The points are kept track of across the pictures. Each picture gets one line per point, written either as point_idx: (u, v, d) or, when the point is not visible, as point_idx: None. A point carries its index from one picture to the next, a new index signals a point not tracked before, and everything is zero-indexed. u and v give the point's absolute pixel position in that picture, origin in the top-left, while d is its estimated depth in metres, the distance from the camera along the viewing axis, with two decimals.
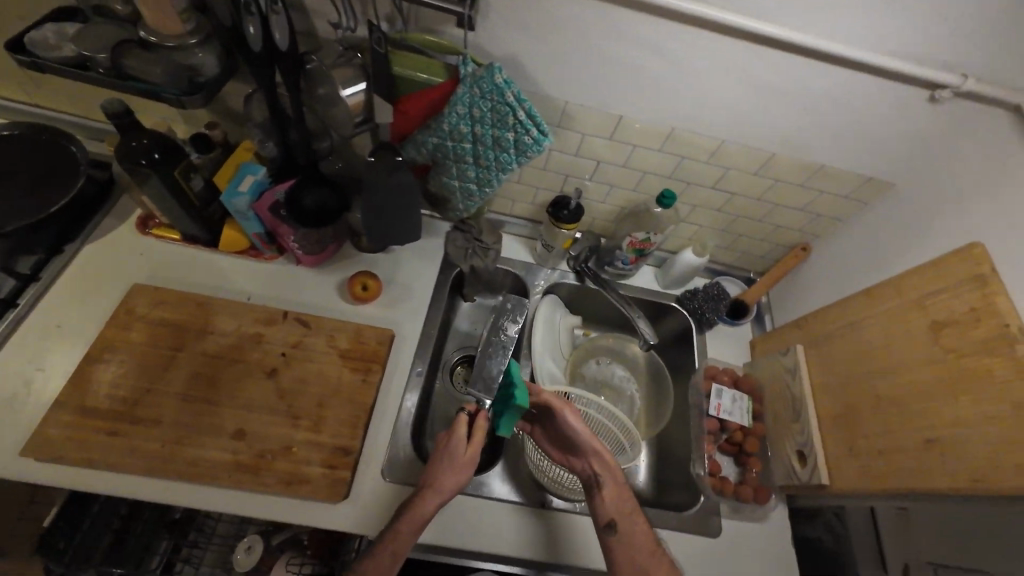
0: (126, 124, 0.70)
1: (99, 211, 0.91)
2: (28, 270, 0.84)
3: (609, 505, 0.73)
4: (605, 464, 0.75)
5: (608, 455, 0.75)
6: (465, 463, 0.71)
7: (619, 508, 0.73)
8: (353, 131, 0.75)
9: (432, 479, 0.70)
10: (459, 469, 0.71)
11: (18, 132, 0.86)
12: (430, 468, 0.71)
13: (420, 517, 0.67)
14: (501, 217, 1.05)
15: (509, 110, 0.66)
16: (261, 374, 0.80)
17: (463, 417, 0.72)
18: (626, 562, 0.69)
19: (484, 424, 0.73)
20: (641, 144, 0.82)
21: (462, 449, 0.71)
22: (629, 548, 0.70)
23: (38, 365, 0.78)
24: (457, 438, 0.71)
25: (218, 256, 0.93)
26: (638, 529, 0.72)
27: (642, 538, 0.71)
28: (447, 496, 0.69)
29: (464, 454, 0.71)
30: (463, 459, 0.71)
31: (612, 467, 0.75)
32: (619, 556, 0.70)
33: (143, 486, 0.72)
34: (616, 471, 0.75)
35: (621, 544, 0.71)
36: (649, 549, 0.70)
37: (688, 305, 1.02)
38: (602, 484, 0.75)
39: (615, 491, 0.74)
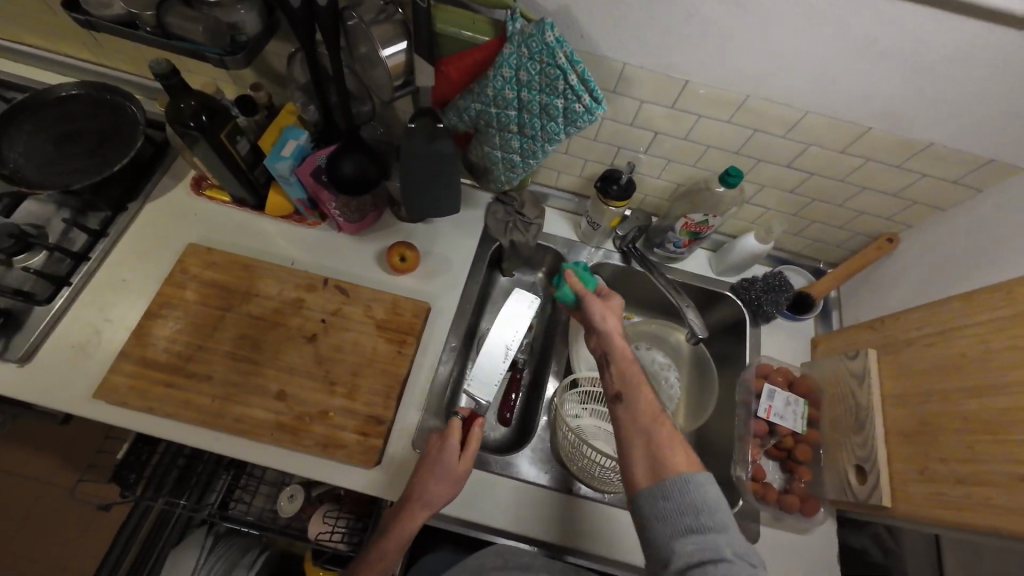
0: (174, 85, 0.70)
1: (156, 171, 0.95)
2: (96, 227, 0.89)
3: (617, 378, 0.67)
4: (614, 341, 0.70)
5: (620, 334, 0.70)
6: (455, 477, 0.70)
7: (628, 381, 0.66)
8: (393, 95, 0.70)
9: (420, 492, 0.69)
10: (451, 481, 0.70)
11: (87, 92, 0.90)
12: (416, 479, 0.70)
13: (409, 529, 0.67)
14: (545, 189, 1.00)
15: (559, 74, 0.59)
16: (301, 339, 0.82)
17: (456, 424, 0.72)
18: (631, 432, 0.61)
19: (478, 433, 0.72)
20: (708, 114, 0.73)
21: (454, 463, 0.70)
22: (635, 415, 0.62)
23: (108, 317, 0.84)
24: (447, 449, 0.71)
25: (265, 220, 0.94)
26: (646, 400, 0.63)
27: (650, 410, 0.62)
28: (435, 508, 0.69)
29: (455, 467, 0.70)
30: (457, 472, 0.70)
31: (622, 344, 0.69)
32: (626, 426, 0.62)
33: (195, 436, 0.77)
34: (625, 347, 0.68)
35: (627, 413, 0.63)
36: (657, 422, 0.61)
37: (744, 296, 0.93)
38: (612, 360, 0.69)
39: (623, 365, 0.67)
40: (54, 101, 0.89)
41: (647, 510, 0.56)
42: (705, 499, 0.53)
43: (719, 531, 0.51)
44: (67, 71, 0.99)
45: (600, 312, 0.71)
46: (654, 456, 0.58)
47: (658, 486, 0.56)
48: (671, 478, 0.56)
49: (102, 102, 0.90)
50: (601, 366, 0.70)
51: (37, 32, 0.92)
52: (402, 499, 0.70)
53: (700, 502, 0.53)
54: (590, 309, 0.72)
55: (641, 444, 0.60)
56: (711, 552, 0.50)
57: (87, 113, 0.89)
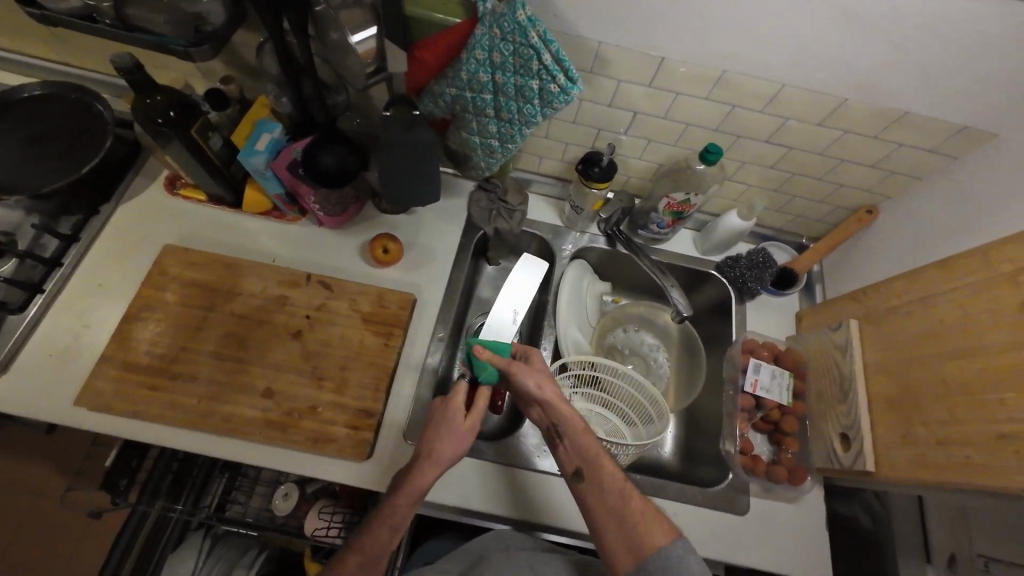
0: (138, 81, 0.68)
1: (128, 172, 0.92)
2: (68, 231, 0.87)
3: (574, 452, 0.68)
4: (559, 410, 0.69)
5: (562, 397, 0.70)
6: (464, 431, 0.70)
7: (586, 458, 0.67)
8: (367, 82, 0.70)
9: (430, 448, 0.68)
10: (458, 435, 0.69)
11: (50, 92, 0.86)
12: (427, 436, 0.70)
13: (417, 487, 0.67)
14: (528, 174, 0.99)
15: (533, 54, 0.58)
16: (287, 336, 0.82)
17: (462, 385, 0.72)
18: (602, 512, 0.63)
19: (484, 390, 0.72)
20: (685, 91, 0.73)
21: (460, 419, 0.70)
22: (601, 493, 0.64)
23: (86, 322, 0.82)
24: (455, 405, 0.71)
25: (244, 217, 0.93)
26: (608, 473, 0.65)
27: (615, 482, 0.65)
28: (445, 465, 0.68)
29: (463, 421, 0.70)
30: (463, 427, 0.70)
31: (570, 412, 0.69)
32: (592, 504, 0.64)
33: (183, 438, 0.76)
34: (574, 414, 0.69)
35: (592, 490, 0.65)
36: (623, 493, 0.64)
37: (729, 274, 0.93)
38: (563, 432, 0.69)
39: (578, 439, 0.68)
40: (16, 101, 0.86)
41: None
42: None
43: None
44: (28, 71, 0.96)
45: (535, 380, 0.71)
46: (624, 521, 0.62)
47: (641, 568, 0.59)
48: (652, 554, 0.59)
49: (68, 102, 0.87)
50: (554, 438, 0.70)
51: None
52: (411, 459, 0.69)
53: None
54: (524, 381, 0.70)
55: (615, 521, 0.62)
56: None
57: (52, 113, 0.86)
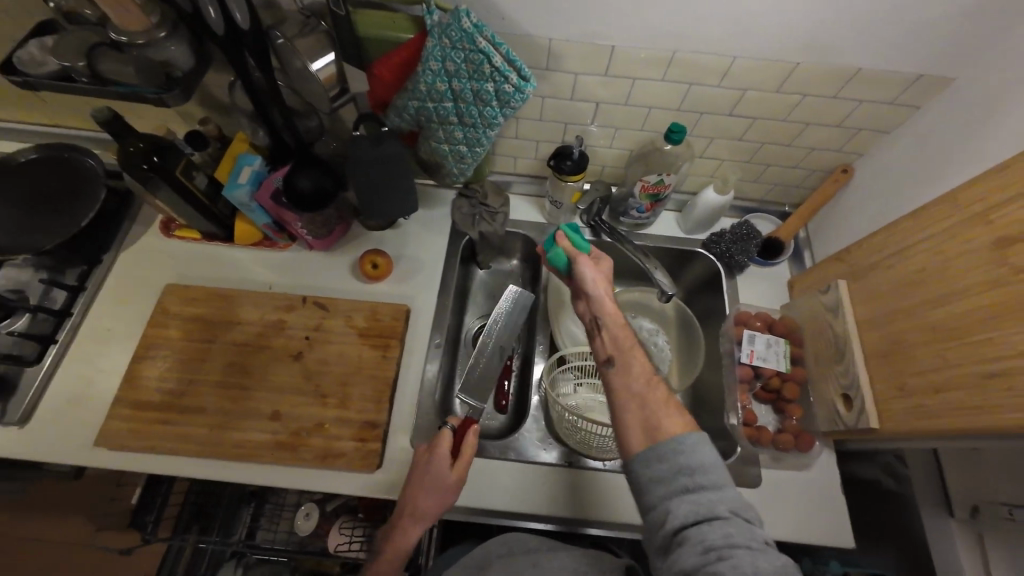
0: (118, 130, 0.71)
1: (126, 220, 0.97)
2: (74, 283, 0.91)
3: (610, 342, 0.65)
4: (604, 305, 0.68)
5: (611, 298, 0.69)
6: (448, 488, 0.69)
7: (619, 346, 0.64)
8: (332, 106, 0.74)
9: (412, 508, 0.69)
10: (441, 493, 0.69)
11: (46, 154, 0.92)
12: (410, 492, 0.70)
13: (403, 544, 0.69)
14: (506, 177, 1.02)
15: (483, 59, 0.61)
16: (288, 358, 0.84)
17: (445, 434, 0.71)
18: (624, 398, 0.59)
19: (470, 441, 0.72)
20: (641, 75, 0.74)
21: (446, 473, 0.70)
22: (626, 379, 0.61)
23: (98, 367, 0.85)
24: (438, 459, 0.70)
25: (237, 250, 0.96)
26: (637, 364, 0.62)
27: (642, 372, 0.61)
28: (430, 520, 0.69)
29: (447, 479, 0.70)
30: (447, 483, 0.69)
31: (613, 308, 0.68)
32: (617, 392, 0.61)
33: (196, 468, 0.78)
34: (618, 312, 0.67)
35: (619, 376, 0.62)
36: (651, 387, 0.60)
37: (715, 249, 0.94)
38: (603, 324, 0.67)
39: (614, 330, 0.66)
40: (15, 166, 0.91)
41: (642, 478, 0.54)
42: (702, 461, 0.52)
43: (713, 490, 0.50)
44: (25, 138, 1.02)
45: (593, 277, 0.70)
46: (646, 414, 0.57)
47: (652, 449, 0.54)
48: (665, 438, 0.54)
49: (62, 160, 0.92)
50: (592, 333, 0.69)
51: None
52: (396, 516, 0.70)
53: (695, 463, 0.52)
54: (581, 270, 0.70)
55: (634, 404, 0.58)
56: (706, 511, 0.49)
57: (48, 173, 0.91)
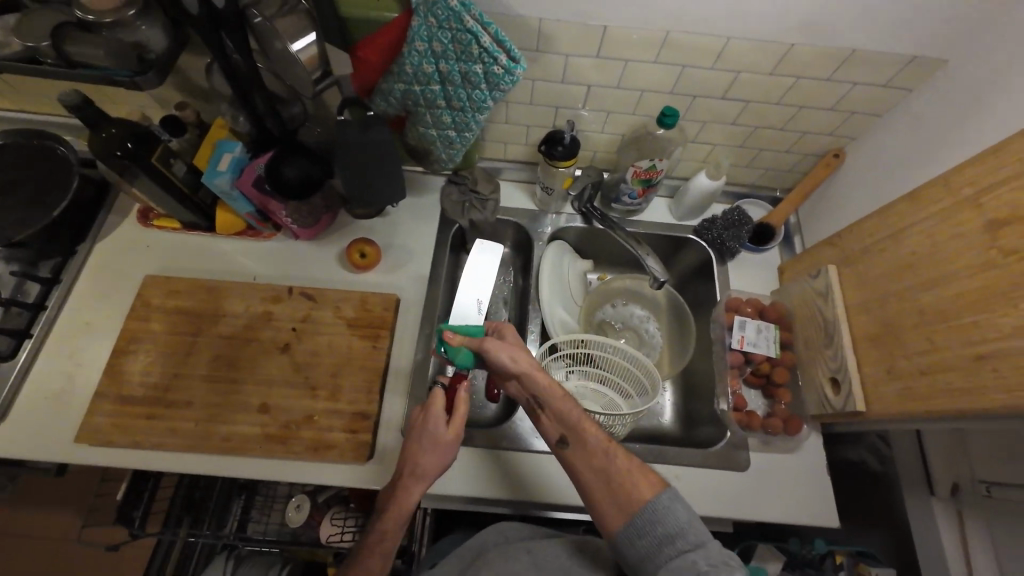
0: (90, 116, 0.68)
1: (103, 210, 0.93)
2: (49, 274, 0.88)
3: (555, 419, 0.65)
4: (536, 380, 0.66)
5: (540, 370, 0.67)
6: (446, 443, 0.69)
7: (566, 421, 0.64)
8: (315, 90, 0.69)
9: (412, 467, 0.68)
10: (440, 449, 0.69)
11: (12, 140, 0.87)
12: (408, 453, 0.69)
13: (404, 506, 0.67)
14: (496, 163, 1.00)
15: (471, 39, 0.58)
16: (276, 350, 0.82)
17: (438, 390, 0.72)
18: (589, 475, 0.60)
19: (464, 393, 0.71)
20: (634, 57, 0.72)
21: (442, 430, 0.69)
22: (586, 457, 0.61)
23: (77, 363, 0.83)
24: (434, 413, 0.70)
25: (219, 240, 0.93)
26: (591, 434, 0.62)
27: (598, 442, 0.61)
28: (430, 480, 0.69)
29: (444, 433, 0.69)
30: (446, 439, 0.69)
31: (546, 382, 0.65)
32: (580, 471, 0.61)
33: (183, 463, 0.77)
34: (552, 382, 0.65)
35: (575, 455, 0.62)
36: (610, 455, 0.60)
37: (706, 235, 0.94)
38: (543, 402, 0.66)
39: (558, 406, 0.64)
40: None
41: (630, 553, 0.56)
42: (679, 523, 0.54)
43: (696, 549, 0.52)
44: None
45: (508, 356, 0.67)
46: (618, 492, 0.58)
47: (631, 526, 0.55)
48: (641, 506, 0.56)
49: (31, 148, 0.87)
50: (535, 412, 0.67)
51: None
52: (395, 479, 0.69)
53: (675, 528, 0.54)
54: (497, 357, 0.68)
55: (600, 479, 0.59)
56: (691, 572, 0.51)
57: (16, 160, 0.87)
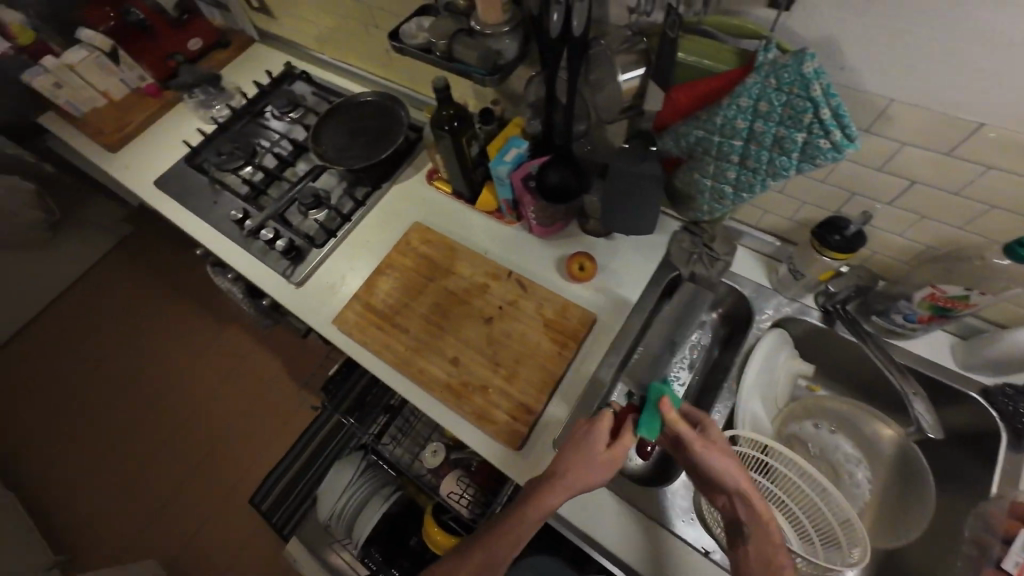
0: (443, 97, 0.88)
1: (405, 161, 1.20)
2: (359, 198, 1.18)
3: (756, 556, 0.60)
4: (752, 511, 0.61)
5: (760, 498, 0.61)
6: (602, 463, 0.68)
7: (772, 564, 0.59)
8: (617, 116, 0.76)
9: (564, 468, 0.68)
10: (596, 467, 0.68)
11: (375, 99, 1.21)
12: (563, 456, 0.69)
13: (543, 509, 0.66)
14: (742, 226, 0.93)
15: (809, 107, 0.55)
16: (481, 319, 0.94)
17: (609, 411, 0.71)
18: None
19: (631, 424, 0.70)
20: (1002, 166, 0.58)
21: (602, 448, 0.69)
22: None
23: (352, 266, 1.09)
24: (600, 428, 0.70)
25: (472, 213, 1.10)
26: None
27: None
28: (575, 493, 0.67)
29: (601, 451, 0.68)
30: (602, 458, 0.68)
31: (762, 502, 0.61)
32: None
33: (385, 373, 0.94)
34: (770, 518, 0.61)
35: None
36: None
37: (1001, 404, 0.71)
38: (749, 534, 0.61)
39: (767, 544, 0.60)
40: (354, 103, 1.22)
41: None
42: None
43: None
44: (366, 82, 1.34)
45: (720, 466, 0.62)
46: None
47: None
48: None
49: (384, 107, 1.20)
50: (733, 534, 0.63)
51: (359, 55, 1.28)
52: (543, 474, 0.69)
53: None
54: (707, 462, 0.62)
55: None
56: None
57: (372, 114, 1.20)
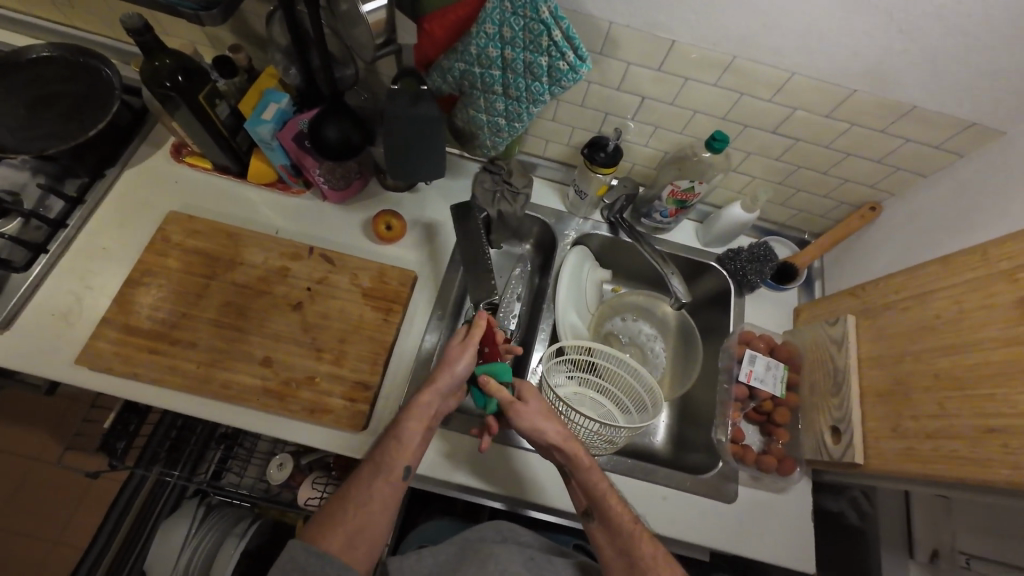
0: (148, 42, 0.68)
1: (136, 137, 0.93)
2: (73, 194, 0.87)
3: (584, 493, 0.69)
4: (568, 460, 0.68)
5: (569, 440, 0.68)
6: (456, 356, 0.72)
7: (595, 500, 0.68)
8: (375, 55, 0.70)
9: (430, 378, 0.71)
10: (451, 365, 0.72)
11: (60, 55, 0.87)
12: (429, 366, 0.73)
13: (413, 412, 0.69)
14: (533, 158, 0.99)
15: (543, 30, 0.59)
16: (288, 306, 0.82)
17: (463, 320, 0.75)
18: (612, 553, 0.66)
19: (483, 322, 0.74)
20: (694, 76, 0.73)
21: (455, 345, 0.73)
22: (612, 534, 0.66)
23: (89, 284, 0.82)
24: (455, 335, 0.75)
25: (249, 188, 0.93)
26: (619, 513, 0.66)
27: (625, 526, 0.65)
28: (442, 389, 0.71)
29: (456, 346, 0.73)
30: (455, 352, 0.73)
31: (583, 455, 0.68)
32: (603, 545, 0.67)
33: (179, 401, 0.77)
34: (583, 459, 0.67)
35: (602, 534, 0.67)
36: (636, 539, 0.65)
37: (729, 266, 0.94)
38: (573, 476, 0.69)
39: (587, 484, 0.68)
40: (26, 62, 0.86)
41: None
42: None
43: None
44: (37, 32, 0.96)
45: (533, 425, 0.68)
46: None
47: None
48: None
49: (77, 66, 0.87)
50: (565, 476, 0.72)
51: None
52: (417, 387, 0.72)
53: None
54: (522, 424, 0.68)
55: (623, 563, 0.65)
56: None
57: (59, 76, 0.87)
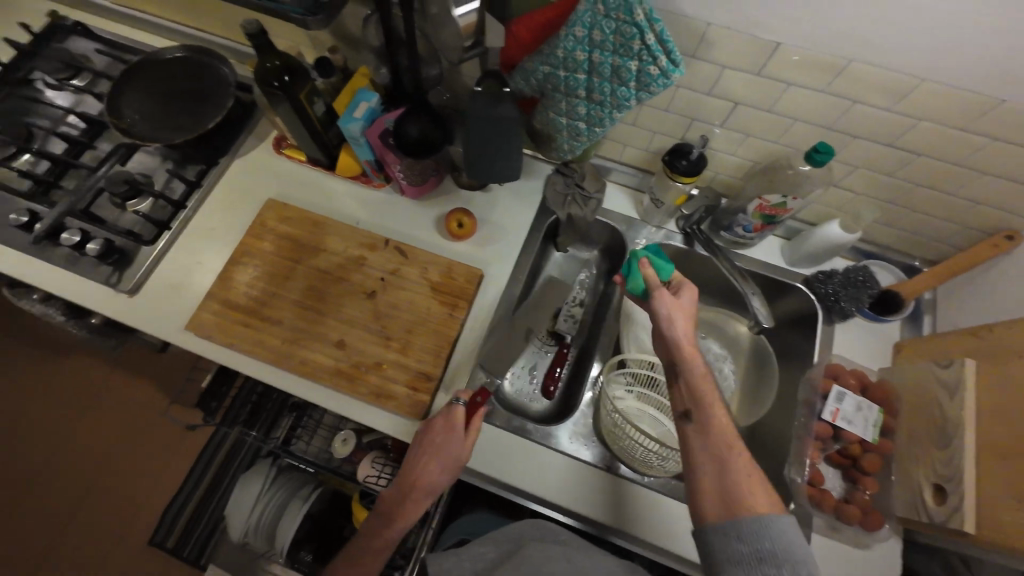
0: (261, 44, 0.74)
1: (244, 129, 1.03)
2: (192, 178, 0.99)
3: (687, 395, 0.65)
4: (686, 355, 0.67)
5: (694, 344, 0.68)
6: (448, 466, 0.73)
7: (701, 404, 0.63)
8: (462, 57, 0.70)
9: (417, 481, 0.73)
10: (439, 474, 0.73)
11: (189, 57, 0.98)
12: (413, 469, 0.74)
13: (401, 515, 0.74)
14: (608, 162, 0.96)
15: (635, 33, 0.57)
16: (362, 294, 0.87)
17: (457, 408, 0.75)
18: (703, 453, 0.61)
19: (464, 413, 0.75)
20: (799, 81, 0.66)
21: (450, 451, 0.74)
22: (708, 438, 0.61)
23: (199, 260, 0.93)
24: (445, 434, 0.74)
25: (336, 181, 1.00)
26: (722, 426, 0.61)
27: (722, 433, 0.61)
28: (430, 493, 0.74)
29: (450, 453, 0.74)
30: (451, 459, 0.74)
31: (694, 357, 0.66)
32: (694, 447, 0.62)
33: (264, 371, 0.85)
34: (701, 362, 0.66)
35: (697, 434, 0.62)
36: (730, 448, 0.60)
37: (818, 289, 0.85)
38: (682, 375, 0.66)
39: (697, 383, 0.65)
40: (162, 63, 0.98)
41: None
42: (787, 547, 0.52)
43: None
44: (173, 35, 1.10)
45: (670, 315, 0.69)
46: (727, 484, 0.57)
47: (733, 523, 0.55)
48: (749, 514, 0.55)
49: (202, 66, 0.98)
50: (670, 377, 0.69)
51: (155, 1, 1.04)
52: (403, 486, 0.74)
53: None
54: (660, 309, 0.70)
55: (713, 465, 0.59)
56: None
57: (187, 74, 0.98)
